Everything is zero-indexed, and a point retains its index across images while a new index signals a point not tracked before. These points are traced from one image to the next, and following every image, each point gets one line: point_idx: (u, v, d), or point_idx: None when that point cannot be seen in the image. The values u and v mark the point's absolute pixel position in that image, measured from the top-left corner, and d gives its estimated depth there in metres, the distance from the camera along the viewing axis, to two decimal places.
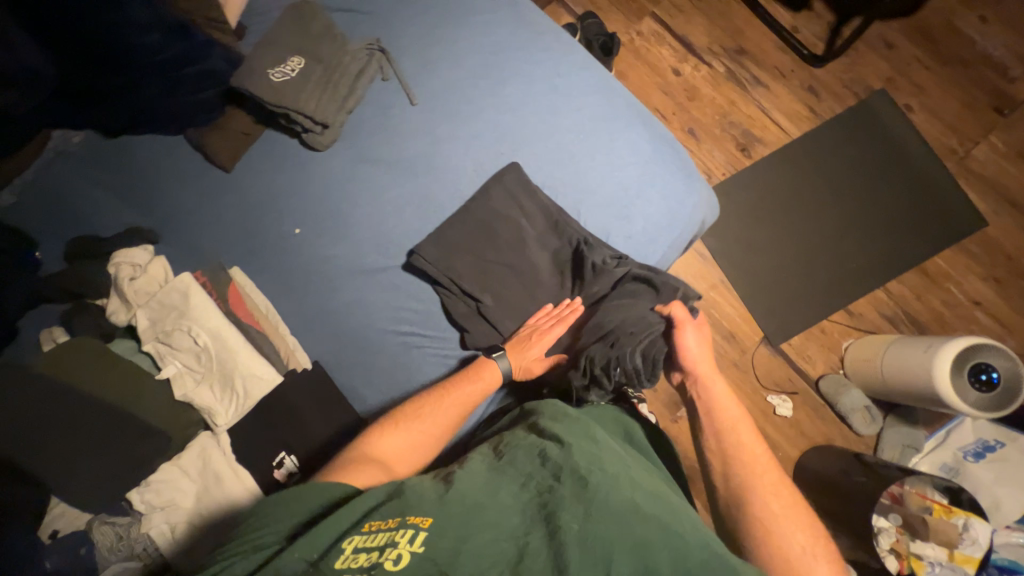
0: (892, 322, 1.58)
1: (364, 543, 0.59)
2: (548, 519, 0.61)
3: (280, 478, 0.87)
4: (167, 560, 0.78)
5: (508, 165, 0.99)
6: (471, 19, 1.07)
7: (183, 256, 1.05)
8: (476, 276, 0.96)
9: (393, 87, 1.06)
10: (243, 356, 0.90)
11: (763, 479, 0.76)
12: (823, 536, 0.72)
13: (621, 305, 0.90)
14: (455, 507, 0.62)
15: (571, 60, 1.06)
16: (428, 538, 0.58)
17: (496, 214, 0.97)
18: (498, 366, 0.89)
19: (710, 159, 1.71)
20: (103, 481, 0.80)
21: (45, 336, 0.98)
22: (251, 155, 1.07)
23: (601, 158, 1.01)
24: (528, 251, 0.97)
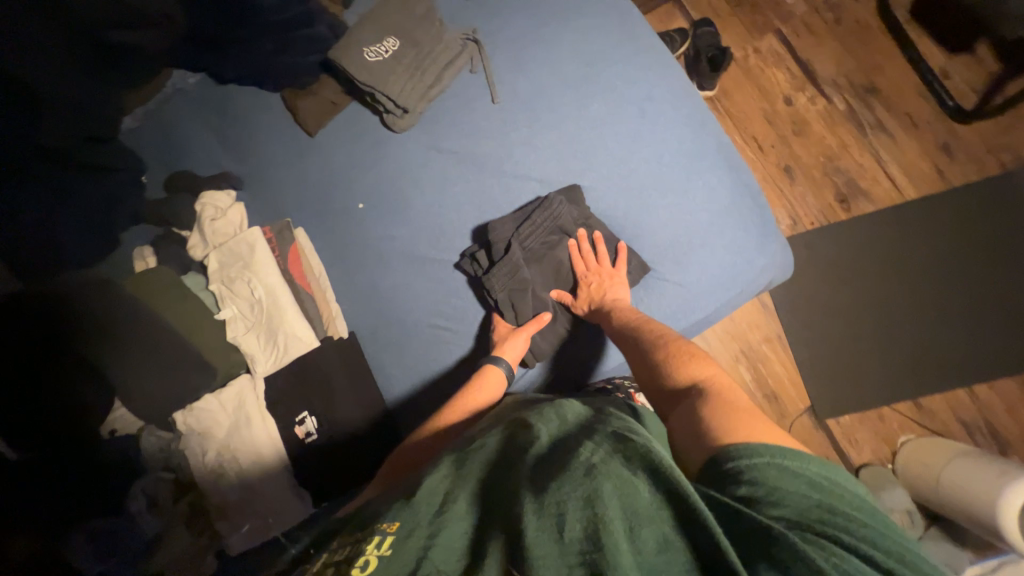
0: (973, 431, 1.37)
1: (337, 555, 0.52)
2: (503, 501, 0.51)
3: (299, 436, 0.94)
4: (194, 478, 0.90)
5: (572, 185, 0.96)
6: (574, 23, 1.04)
7: (260, 207, 1.13)
8: (517, 291, 0.93)
9: (480, 81, 1.05)
10: (289, 315, 0.98)
11: (660, 356, 0.75)
12: (699, 357, 0.71)
13: (539, 219, 0.93)
14: (422, 504, 0.53)
15: (669, 84, 0.99)
16: (395, 542, 0.50)
17: (552, 230, 0.94)
18: (486, 378, 0.88)
19: (804, 203, 1.54)
20: (158, 399, 0.90)
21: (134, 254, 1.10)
22: (335, 124, 1.12)
23: (673, 195, 0.95)
24: (565, 271, 0.96)
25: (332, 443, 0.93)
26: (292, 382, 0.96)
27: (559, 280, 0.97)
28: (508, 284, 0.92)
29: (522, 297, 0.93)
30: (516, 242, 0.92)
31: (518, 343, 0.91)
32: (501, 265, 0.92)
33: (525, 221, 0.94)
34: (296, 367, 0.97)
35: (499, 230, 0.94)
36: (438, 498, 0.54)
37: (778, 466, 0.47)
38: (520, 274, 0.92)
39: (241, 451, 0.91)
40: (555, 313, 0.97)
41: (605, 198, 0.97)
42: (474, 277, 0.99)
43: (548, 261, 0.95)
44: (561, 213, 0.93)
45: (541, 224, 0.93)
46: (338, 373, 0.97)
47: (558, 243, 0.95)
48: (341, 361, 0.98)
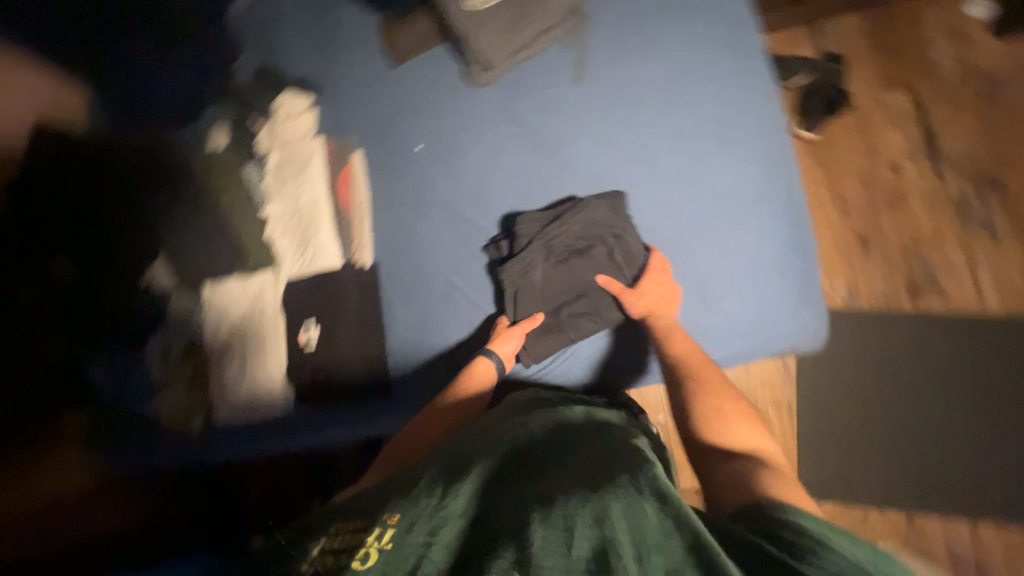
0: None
1: (332, 544, 0.50)
2: (506, 509, 0.52)
3: (300, 340, 1.01)
4: (202, 342, 1.00)
5: (614, 193, 0.93)
6: (684, 27, 0.99)
7: (325, 117, 1.15)
8: (538, 282, 0.94)
9: (569, 58, 1.02)
10: (324, 231, 1.04)
11: (706, 406, 0.74)
12: (751, 416, 0.73)
13: (573, 220, 0.92)
14: (426, 495, 0.54)
15: (758, 120, 0.95)
16: (397, 535, 0.49)
17: (584, 235, 0.93)
18: (479, 368, 0.89)
19: (872, 276, 1.39)
20: (191, 265, 1.02)
21: (196, 122, 1.13)
22: (419, 60, 1.12)
23: (720, 232, 0.92)
24: (587, 278, 0.94)
25: (324, 355, 1.00)
26: (309, 290, 1.02)
27: (577, 287, 0.94)
28: (519, 281, 0.93)
29: (528, 294, 0.93)
30: (538, 241, 0.92)
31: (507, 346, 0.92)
32: (516, 259, 0.92)
33: (555, 221, 0.93)
34: (316, 277, 1.03)
35: (526, 225, 0.94)
36: (440, 494, 0.54)
37: (830, 533, 0.48)
38: (534, 275, 0.93)
39: (253, 338, 1.00)
40: (562, 320, 0.95)
41: (651, 216, 0.95)
42: (496, 263, 1.01)
43: (571, 265, 0.94)
44: (595, 217, 0.92)
45: (572, 228, 0.92)
46: (350, 296, 1.02)
47: (587, 249, 0.94)
48: (357, 288, 1.03)
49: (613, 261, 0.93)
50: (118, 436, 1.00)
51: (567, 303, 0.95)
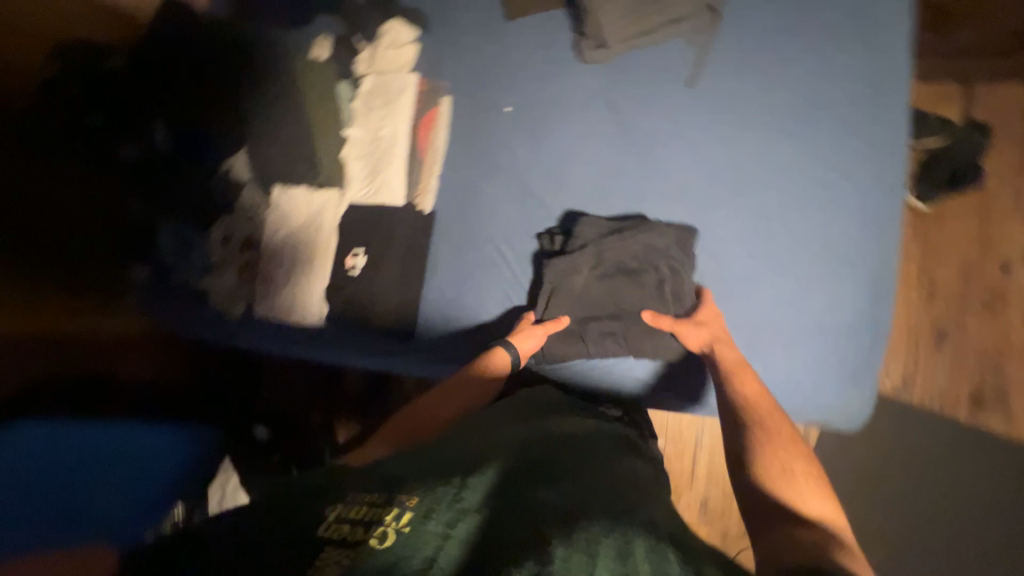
0: None
1: (349, 513, 0.52)
2: (524, 518, 0.52)
3: (347, 264, 1.03)
4: (260, 239, 1.05)
5: (682, 227, 0.90)
6: (821, 55, 0.91)
7: (425, 57, 1.15)
8: (583, 283, 0.92)
9: (688, 56, 0.96)
10: (395, 167, 1.03)
11: (773, 461, 0.66)
12: (817, 479, 0.65)
13: (636, 240, 0.89)
14: (445, 486, 0.56)
15: (871, 176, 0.87)
16: (414, 519, 0.50)
17: (642, 256, 0.90)
18: (491, 359, 0.89)
19: (936, 372, 1.26)
20: (267, 164, 1.05)
21: (304, 28, 1.16)
22: (535, 18, 1.08)
23: (782, 282, 0.88)
24: (629, 299, 0.91)
25: (362, 284, 1.03)
26: (366, 218, 1.04)
27: (614, 304, 0.92)
28: (560, 278, 0.92)
29: (564, 294, 0.92)
30: (591, 246, 0.91)
31: (527, 342, 0.91)
32: (565, 256, 0.91)
33: (617, 235, 0.91)
34: (375, 208, 1.04)
35: (587, 229, 0.92)
36: (458, 488, 0.56)
37: None
38: (578, 278, 0.91)
39: (303, 255, 1.04)
40: (587, 330, 0.93)
41: (721, 245, 0.91)
42: (543, 254, 1.00)
43: (615, 282, 0.91)
44: (657, 243, 0.89)
45: (632, 247, 0.90)
46: (401, 236, 1.04)
47: (636, 272, 0.91)
48: (410, 231, 1.05)
49: (660, 293, 0.89)
50: (172, 297, 1.10)
51: (599, 316, 0.93)
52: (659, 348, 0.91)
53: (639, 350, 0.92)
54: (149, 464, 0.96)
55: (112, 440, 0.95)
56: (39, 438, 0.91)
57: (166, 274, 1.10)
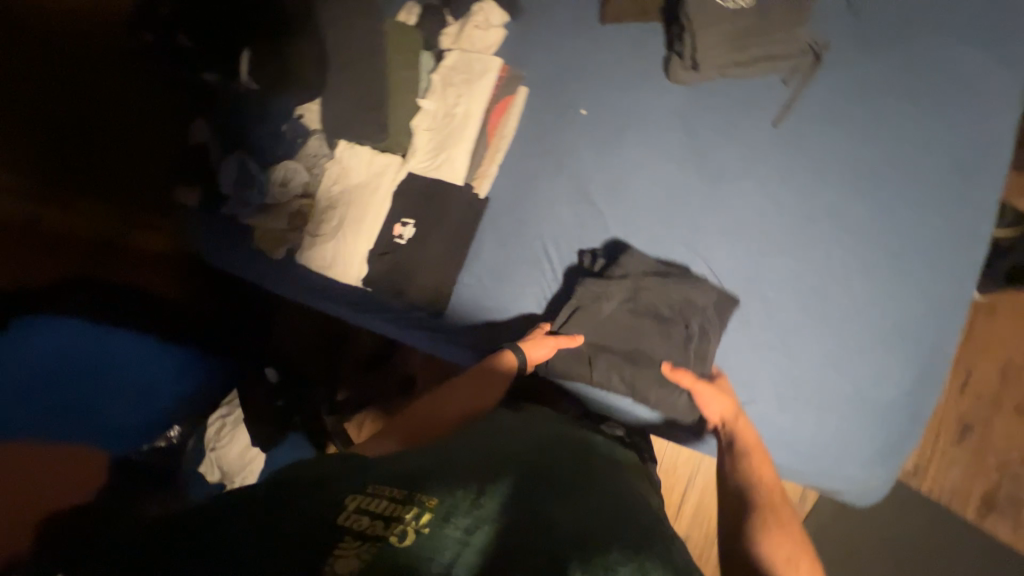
0: None
1: (367, 507, 0.53)
2: (540, 532, 0.54)
3: (394, 232, 1.04)
4: (316, 190, 1.05)
5: (723, 292, 0.88)
6: (917, 124, 0.88)
7: (511, 45, 1.15)
8: (612, 306, 0.90)
9: (779, 96, 0.93)
10: (463, 146, 1.02)
11: (776, 548, 0.64)
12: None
13: (676, 289, 0.88)
14: (461, 493, 0.57)
15: (943, 257, 0.84)
16: (433, 521, 0.52)
17: (678, 303, 0.88)
18: (498, 364, 0.89)
19: (953, 464, 1.21)
20: (337, 118, 1.02)
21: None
22: (628, 29, 1.07)
23: (829, 341, 0.85)
24: (650, 343, 0.89)
25: (407, 255, 1.03)
26: (422, 191, 1.04)
27: (632, 342, 0.90)
28: (590, 299, 0.90)
29: (589, 315, 0.90)
30: (632, 278, 0.89)
31: (540, 348, 0.90)
32: (601, 279, 0.90)
33: (660, 277, 0.90)
34: (432, 183, 1.04)
35: (631, 261, 0.92)
36: (474, 494, 0.57)
37: None
38: (608, 305, 0.90)
39: (351, 219, 1.04)
40: (599, 354, 0.92)
41: (775, 294, 0.88)
42: (580, 271, 1.01)
43: (643, 322, 0.90)
44: (696, 298, 0.88)
45: (671, 293, 0.88)
46: (452, 215, 1.04)
47: (666, 322, 0.89)
48: (464, 212, 1.05)
49: (684, 349, 0.87)
50: (216, 225, 1.09)
51: (614, 347, 0.92)
52: (662, 399, 0.90)
53: (641, 393, 0.91)
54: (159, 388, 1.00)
55: (128, 359, 0.95)
56: (61, 339, 0.90)
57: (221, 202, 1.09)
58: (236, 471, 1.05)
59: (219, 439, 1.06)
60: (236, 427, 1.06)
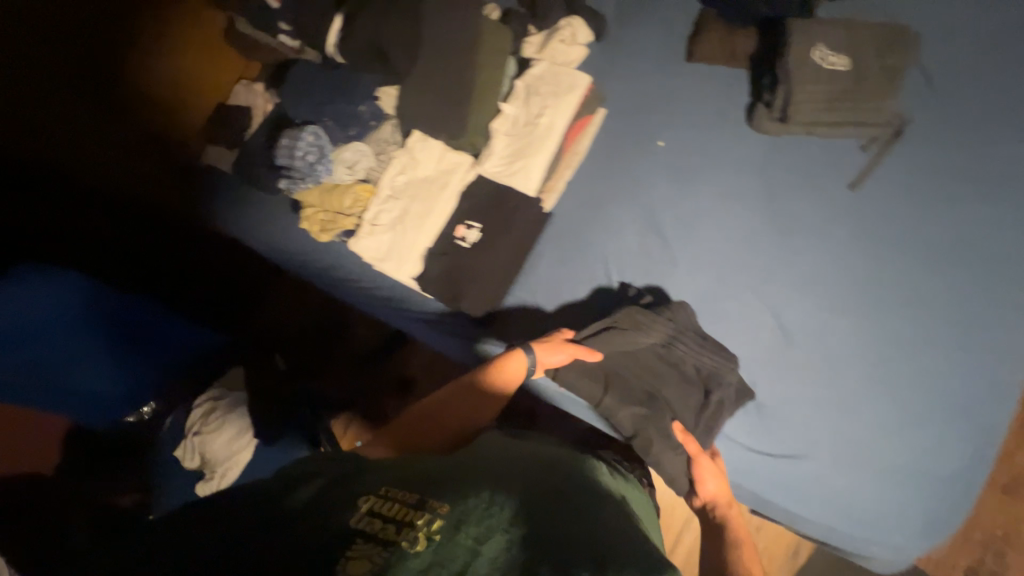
0: None
1: (379, 508, 0.54)
2: (553, 542, 0.52)
3: (459, 233, 0.99)
4: (380, 178, 0.99)
5: (741, 386, 0.88)
6: (982, 209, 0.92)
7: (591, 67, 1.15)
8: (650, 341, 0.88)
9: (855, 161, 0.96)
10: (541, 158, 0.99)
11: None
12: None
13: (713, 359, 0.88)
14: (473, 499, 0.57)
15: (997, 339, 0.87)
16: (446, 528, 0.51)
17: (711, 365, 0.88)
18: (503, 370, 0.84)
19: (953, 544, 1.23)
20: (419, 109, 0.97)
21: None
22: (713, 71, 1.08)
23: (888, 408, 0.86)
24: (668, 394, 0.89)
25: (467, 258, 0.98)
26: (489, 195, 1.00)
27: (653, 384, 0.90)
28: (629, 324, 0.87)
29: (618, 336, 0.86)
30: (674, 328, 0.88)
31: (556, 354, 0.86)
32: (648, 311, 0.88)
33: (704, 341, 0.89)
34: (502, 189, 1.00)
35: (680, 314, 0.91)
36: (485, 505, 0.56)
37: None
38: (641, 335, 0.87)
39: (414, 216, 0.99)
40: (616, 378, 0.90)
41: (835, 350, 0.89)
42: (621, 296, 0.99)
43: (670, 373, 0.90)
44: (725, 375, 0.88)
45: (706, 359, 0.88)
46: (518, 224, 0.99)
47: (690, 384, 0.89)
48: (528, 223, 1.00)
49: (697, 417, 0.87)
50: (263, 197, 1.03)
51: (631, 376, 0.90)
52: (662, 455, 0.87)
53: (643, 440, 0.88)
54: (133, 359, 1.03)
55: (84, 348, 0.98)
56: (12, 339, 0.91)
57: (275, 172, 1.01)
58: (220, 461, 0.99)
59: (206, 425, 1.01)
60: (226, 413, 1.02)
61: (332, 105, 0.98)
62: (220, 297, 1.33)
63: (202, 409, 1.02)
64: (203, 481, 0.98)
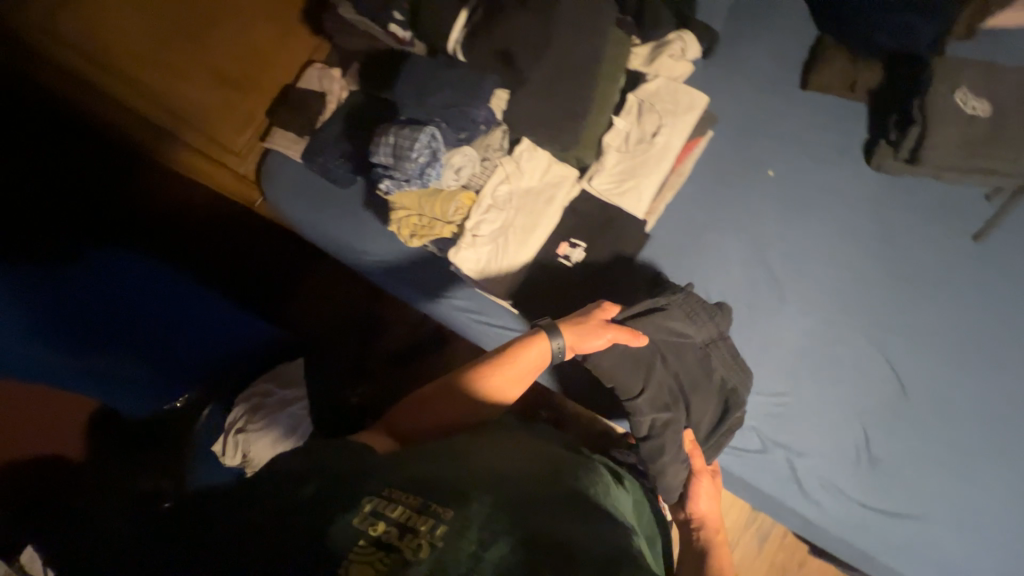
0: None
1: (381, 508, 0.52)
2: (554, 545, 0.51)
3: (561, 251, 0.94)
4: (483, 185, 0.94)
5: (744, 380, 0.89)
6: None
7: (699, 82, 1.08)
8: (691, 337, 0.87)
9: (980, 211, 0.93)
10: (652, 179, 0.94)
11: None
12: None
13: (740, 372, 0.88)
14: (475, 498, 0.56)
15: None
16: (449, 533, 0.50)
17: (739, 372, 0.88)
18: (521, 356, 0.76)
19: None
20: (534, 117, 0.92)
21: None
22: (830, 101, 1.03)
23: (1014, 478, 0.83)
24: (692, 398, 0.86)
25: (567, 278, 0.94)
26: (595, 212, 0.96)
27: (682, 387, 0.87)
28: (680, 313, 0.87)
29: (660, 321, 0.85)
30: (715, 333, 0.88)
31: (597, 337, 0.80)
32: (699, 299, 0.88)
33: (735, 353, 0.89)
34: (608, 208, 0.96)
35: (725, 318, 0.89)
36: (488, 507, 0.55)
37: None
38: (686, 324, 0.86)
39: (516, 231, 0.94)
40: (655, 372, 0.85)
41: (952, 404, 0.87)
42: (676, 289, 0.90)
43: (701, 378, 0.87)
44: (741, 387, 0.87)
45: (734, 370, 0.88)
46: (621, 245, 0.95)
47: (714, 396, 0.87)
48: (631, 245, 0.95)
49: (708, 428, 0.86)
50: None
51: (667, 368, 0.87)
52: (668, 464, 0.80)
53: (659, 441, 0.81)
54: (177, 338, 1.02)
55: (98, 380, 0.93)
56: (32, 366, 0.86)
57: (375, 168, 0.95)
58: (263, 457, 0.98)
59: (251, 422, 1.01)
60: (273, 412, 1.03)
61: (441, 104, 0.92)
62: (257, 284, 1.33)
63: (248, 407, 1.03)
64: (246, 476, 0.98)
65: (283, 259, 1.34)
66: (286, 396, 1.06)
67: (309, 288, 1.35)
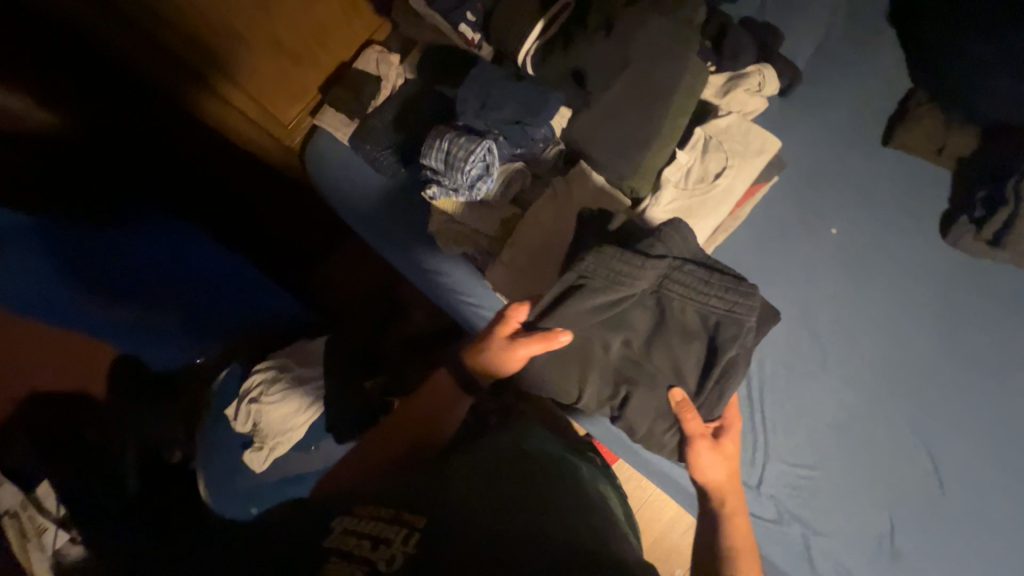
0: None
1: (356, 528, 0.55)
2: (529, 537, 0.53)
3: None
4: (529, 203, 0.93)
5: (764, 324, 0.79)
6: None
7: (772, 121, 1.01)
8: (634, 288, 0.75)
9: None
10: (707, 223, 0.89)
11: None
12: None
13: (715, 295, 0.75)
14: (447, 507, 0.59)
15: None
16: (424, 539, 0.53)
17: (709, 323, 0.77)
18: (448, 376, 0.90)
19: None
20: (594, 139, 0.87)
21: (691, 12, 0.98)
22: (911, 164, 0.97)
23: None
24: (658, 356, 0.80)
25: None
26: None
27: (650, 342, 0.80)
28: (602, 275, 0.74)
29: (582, 304, 0.76)
30: (669, 262, 0.75)
31: (511, 360, 0.79)
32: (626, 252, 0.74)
33: (707, 276, 0.75)
34: None
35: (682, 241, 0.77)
36: (461, 513, 0.58)
37: None
38: (613, 293, 0.75)
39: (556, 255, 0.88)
40: (595, 355, 0.82)
41: (992, 505, 0.82)
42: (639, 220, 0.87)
43: (670, 329, 0.78)
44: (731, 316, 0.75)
45: (712, 305, 0.75)
46: None
47: (697, 337, 0.78)
48: None
49: (693, 380, 0.79)
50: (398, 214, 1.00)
51: (614, 346, 0.81)
52: (652, 435, 0.82)
53: (629, 419, 0.82)
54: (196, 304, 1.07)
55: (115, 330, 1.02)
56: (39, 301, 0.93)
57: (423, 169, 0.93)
58: (278, 430, 0.99)
59: (268, 394, 0.99)
60: (291, 386, 1.00)
61: (500, 114, 0.89)
62: (292, 257, 1.35)
63: (267, 376, 1.00)
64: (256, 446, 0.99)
65: (318, 236, 1.35)
66: (304, 374, 1.02)
67: (339, 269, 1.36)
